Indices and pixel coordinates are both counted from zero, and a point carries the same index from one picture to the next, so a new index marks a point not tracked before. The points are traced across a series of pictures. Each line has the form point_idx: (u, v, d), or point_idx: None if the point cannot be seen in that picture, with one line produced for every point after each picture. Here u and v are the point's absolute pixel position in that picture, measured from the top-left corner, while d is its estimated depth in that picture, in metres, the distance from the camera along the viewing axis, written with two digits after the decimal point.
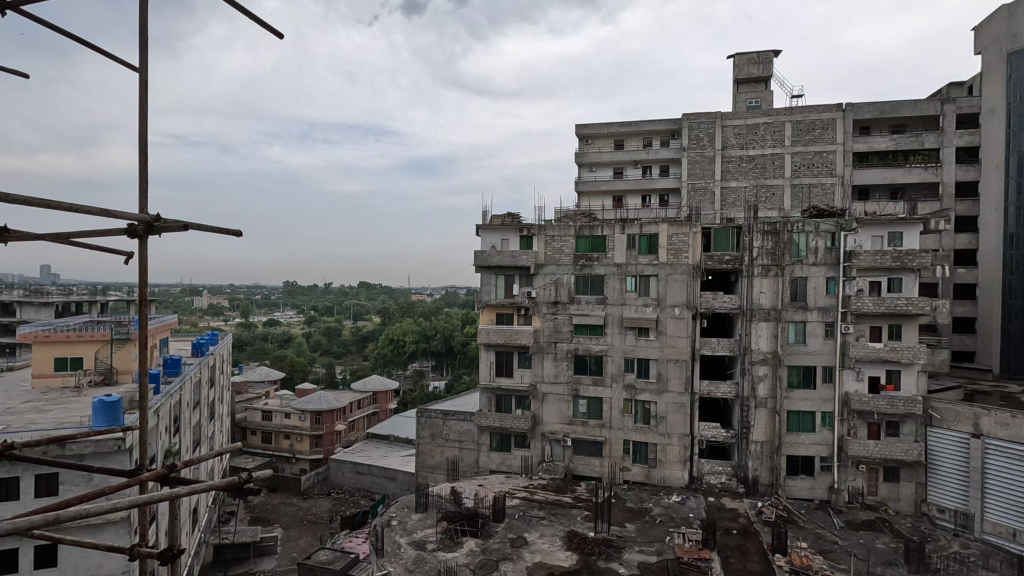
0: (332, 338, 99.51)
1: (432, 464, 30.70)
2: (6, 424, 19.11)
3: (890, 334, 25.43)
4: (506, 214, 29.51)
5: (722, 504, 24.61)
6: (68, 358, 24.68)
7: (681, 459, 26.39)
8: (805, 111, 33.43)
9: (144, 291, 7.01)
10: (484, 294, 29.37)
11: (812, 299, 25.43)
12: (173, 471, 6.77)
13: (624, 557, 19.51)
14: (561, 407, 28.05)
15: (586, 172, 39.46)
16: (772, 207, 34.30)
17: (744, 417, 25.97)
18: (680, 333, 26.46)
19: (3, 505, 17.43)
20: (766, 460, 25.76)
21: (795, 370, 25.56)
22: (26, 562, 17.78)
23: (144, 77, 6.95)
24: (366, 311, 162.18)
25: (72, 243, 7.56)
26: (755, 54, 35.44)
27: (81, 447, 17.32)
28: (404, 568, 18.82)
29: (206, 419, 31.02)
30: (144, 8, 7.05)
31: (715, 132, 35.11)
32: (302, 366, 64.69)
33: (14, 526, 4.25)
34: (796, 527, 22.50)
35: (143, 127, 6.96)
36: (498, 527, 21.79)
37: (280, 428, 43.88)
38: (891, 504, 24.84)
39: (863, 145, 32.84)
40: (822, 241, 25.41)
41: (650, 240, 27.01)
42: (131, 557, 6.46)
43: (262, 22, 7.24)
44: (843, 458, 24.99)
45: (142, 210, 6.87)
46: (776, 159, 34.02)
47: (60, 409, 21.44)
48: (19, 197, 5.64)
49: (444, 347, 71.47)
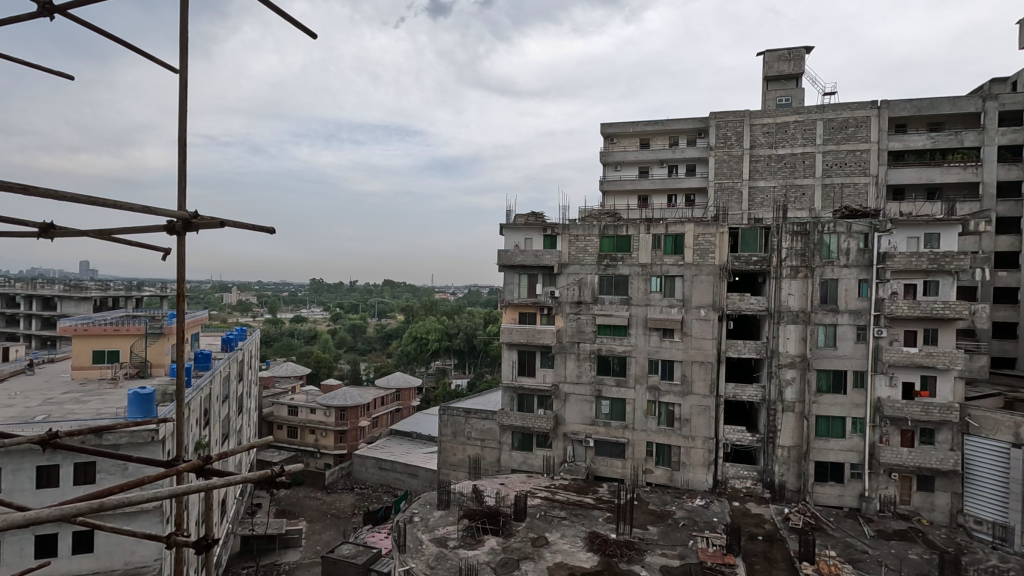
0: (358, 336, 100.86)
1: (454, 462, 30.91)
2: (46, 414, 19.89)
3: (926, 339, 24.57)
4: (530, 213, 29.50)
5: (747, 509, 24.14)
6: (105, 351, 25.61)
7: (705, 461, 26.04)
8: (838, 109, 32.67)
9: (182, 287, 7.20)
10: (507, 293, 29.41)
11: (842, 302, 24.82)
12: (208, 461, 6.91)
13: (645, 560, 19.35)
14: (583, 407, 27.91)
15: (610, 172, 39.12)
16: (802, 207, 33.64)
17: (770, 422, 25.49)
18: (705, 334, 26.09)
19: (44, 491, 18.10)
20: (794, 466, 25.26)
21: (824, 374, 25.00)
22: (64, 546, 18.41)
23: (183, 79, 7.13)
24: (389, 308, 163.49)
25: (114, 240, 7.83)
26: (786, 50, 34.74)
27: (117, 438, 17.97)
28: (425, 564, 18.95)
29: (235, 413, 31.73)
30: (184, 11, 7.22)
31: (744, 130, 34.50)
32: (327, 363, 65.75)
33: (59, 511, 4.36)
34: (824, 534, 22.01)
35: (182, 126, 7.14)
36: (519, 526, 21.80)
37: (305, 423, 44.65)
38: (925, 514, 24.12)
39: (898, 144, 31.90)
40: (854, 242, 24.76)
41: (676, 240, 26.72)
42: (168, 545, 6.62)
43: (296, 22, 7.33)
44: (874, 466, 24.34)
45: (180, 207, 7.05)
46: (807, 159, 33.36)
47: (97, 400, 22.23)
48: (66, 193, 5.84)
49: (467, 346, 71.31)
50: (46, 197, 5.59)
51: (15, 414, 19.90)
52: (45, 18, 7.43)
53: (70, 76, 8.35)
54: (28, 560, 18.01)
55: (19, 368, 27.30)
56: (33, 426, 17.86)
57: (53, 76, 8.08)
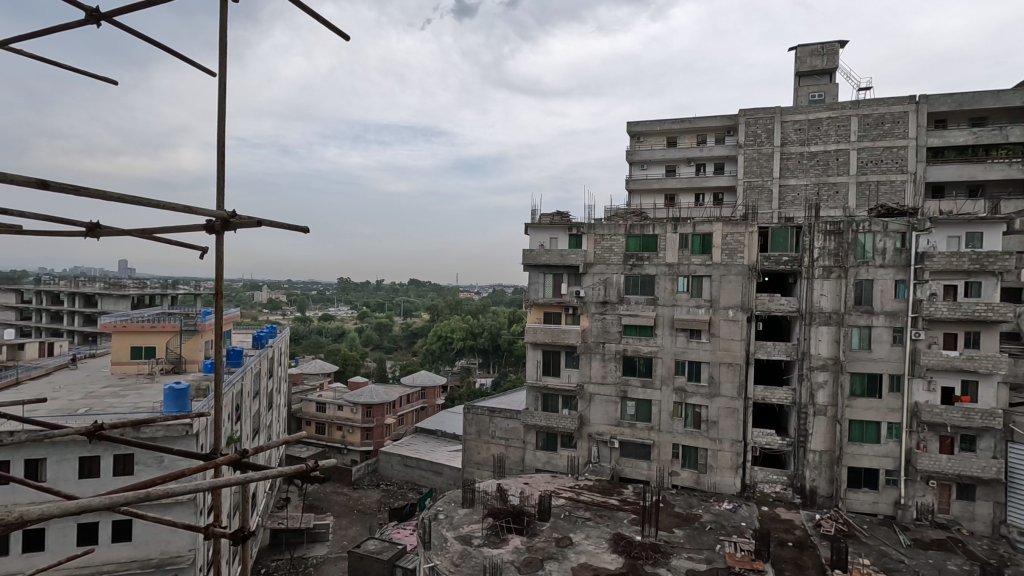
0: (383, 334, 102.01)
1: (478, 461, 31.06)
2: (88, 407, 20.68)
3: (966, 342, 23.65)
4: (556, 213, 29.39)
5: (776, 514, 23.63)
6: (143, 348, 26.43)
7: (733, 465, 25.60)
8: (874, 104, 31.79)
9: (220, 285, 7.40)
10: (532, 292, 29.37)
11: (878, 303, 24.10)
12: (245, 456, 7.11)
13: (671, 563, 19.11)
14: (608, 407, 27.70)
15: (636, 170, 38.70)
16: (835, 206, 32.81)
17: (801, 425, 24.95)
18: (733, 335, 25.66)
19: (86, 481, 18.81)
20: (826, 471, 24.65)
21: (858, 378, 24.33)
22: (104, 535, 19.08)
23: (223, 83, 7.33)
24: (414, 308, 164.74)
25: (155, 239, 8.10)
26: (819, 45, 33.97)
27: (154, 431, 18.57)
28: (449, 562, 19.07)
29: (265, 409, 32.48)
30: (223, 16, 7.42)
31: (774, 128, 33.80)
32: (354, 361, 66.62)
33: (107, 500, 4.52)
34: (857, 542, 21.43)
35: (220, 128, 7.33)
36: (544, 526, 21.76)
37: (333, 419, 45.46)
38: (965, 523, 23.26)
39: (938, 140, 30.79)
40: (890, 242, 24.03)
41: (703, 240, 26.33)
42: (206, 536, 6.84)
43: (329, 24, 7.44)
44: (911, 473, 23.57)
45: (219, 207, 7.25)
46: (840, 156, 32.51)
47: (135, 394, 23.01)
48: (113, 194, 6.07)
49: (491, 346, 71.46)
50: (96, 197, 5.83)
51: (60, 406, 20.76)
52: (92, 25, 7.72)
53: (113, 81, 8.71)
54: (71, 547, 18.74)
55: (62, 362, 28.41)
56: (77, 418, 18.56)
57: (100, 80, 8.52)
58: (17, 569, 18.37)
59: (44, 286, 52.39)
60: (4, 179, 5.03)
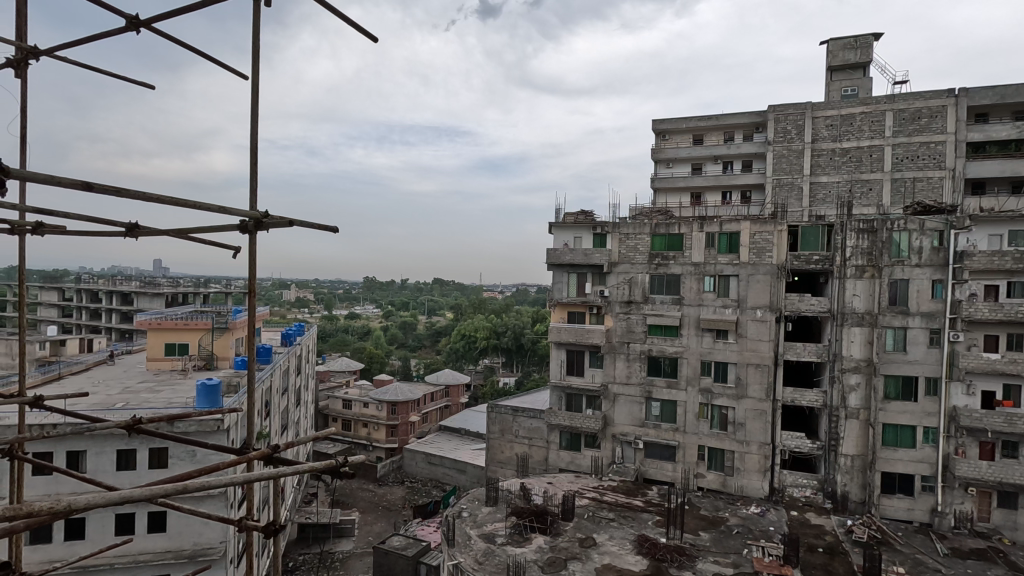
0: (408, 334, 102.81)
1: (502, 459, 31.15)
2: (125, 402, 21.38)
3: (1009, 345, 22.77)
4: (580, 212, 29.24)
5: (806, 519, 23.05)
6: (176, 344, 27.20)
7: (761, 468, 25.12)
8: (910, 98, 30.78)
9: (252, 284, 7.56)
10: (556, 292, 29.27)
11: (914, 303, 23.33)
12: (276, 451, 7.29)
13: (697, 566, 18.86)
14: (632, 408, 27.44)
15: (662, 168, 38.21)
16: (868, 203, 31.97)
17: (832, 429, 24.36)
18: (761, 335, 25.17)
19: (123, 474, 19.44)
20: (858, 476, 24.02)
21: (892, 380, 23.61)
22: (140, 525, 19.71)
23: (256, 85, 7.49)
24: (438, 307, 165.73)
25: (191, 239, 8.36)
26: (852, 38, 33.10)
27: (187, 426, 19.10)
28: (473, 560, 19.14)
29: (293, 405, 33.09)
30: (255, 20, 7.58)
31: (805, 124, 33.01)
32: (379, 359, 67.45)
33: (147, 493, 4.65)
34: (891, 549, 20.81)
35: (252, 130, 7.50)
36: (567, 526, 21.69)
37: (359, 416, 46.18)
38: (1006, 533, 22.40)
39: (978, 134, 29.68)
40: (927, 240, 23.22)
41: (730, 239, 25.87)
42: (239, 528, 7.04)
43: (358, 27, 7.64)
44: (949, 479, 22.78)
45: (252, 208, 7.42)
46: (874, 152, 31.60)
47: (169, 390, 23.71)
48: (153, 195, 6.28)
49: (515, 345, 71.58)
50: (136, 199, 6.03)
51: (99, 401, 21.54)
52: (132, 32, 8.00)
53: (149, 87, 9.60)
54: (109, 536, 19.43)
55: (101, 358, 29.43)
56: (116, 412, 19.20)
57: (139, 86, 9.49)
58: (58, 557, 19.04)
59: (84, 284, 54.35)
60: (50, 181, 5.23)
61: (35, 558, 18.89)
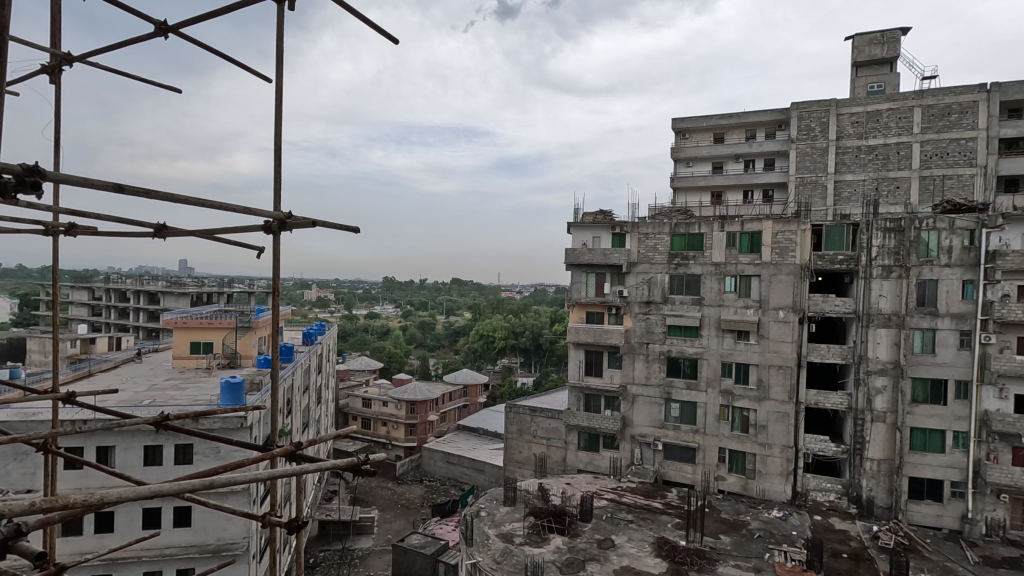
0: (426, 333, 103.52)
1: (520, 459, 31.19)
2: (152, 399, 21.92)
3: None
4: (598, 211, 29.08)
5: (830, 524, 22.60)
6: (201, 343, 27.79)
7: (784, 471, 24.73)
8: (940, 94, 29.92)
9: (276, 283, 7.69)
10: (575, 292, 29.18)
11: (943, 304, 22.71)
12: (299, 448, 7.40)
13: (717, 570, 18.66)
14: (651, 409, 27.23)
15: (682, 168, 37.83)
16: (895, 202, 31.27)
17: (857, 432, 23.87)
18: (784, 337, 24.75)
19: (150, 469, 19.93)
20: (884, 481, 23.52)
21: (920, 383, 23.01)
22: (167, 520, 20.18)
23: (279, 87, 7.62)
24: (456, 307, 166.48)
25: (216, 239, 8.54)
26: (879, 33, 32.38)
27: (211, 423, 19.51)
28: (491, 559, 19.19)
29: (314, 403, 33.48)
30: (279, 23, 7.71)
31: (829, 121, 32.39)
32: (398, 358, 68.03)
33: (175, 487, 4.77)
34: (918, 557, 20.28)
35: (276, 131, 7.63)
36: (585, 527, 21.61)
37: (378, 415, 46.61)
38: None
39: (1012, 130, 28.80)
40: (957, 239, 22.59)
41: (752, 239, 25.49)
42: (263, 523, 7.17)
43: (378, 28, 7.75)
44: (980, 485, 22.10)
45: (276, 208, 7.55)
46: (902, 149, 30.87)
47: (194, 387, 24.22)
48: (181, 196, 6.44)
49: (533, 345, 71.59)
50: (165, 199, 6.19)
51: (128, 398, 22.09)
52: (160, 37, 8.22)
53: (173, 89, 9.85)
54: (137, 530, 19.93)
55: (130, 356, 30.22)
56: (143, 410, 19.69)
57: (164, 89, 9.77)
58: (90, 548, 19.65)
59: (113, 284, 55.86)
60: (82, 183, 5.39)
61: (67, 549, 19.52)
